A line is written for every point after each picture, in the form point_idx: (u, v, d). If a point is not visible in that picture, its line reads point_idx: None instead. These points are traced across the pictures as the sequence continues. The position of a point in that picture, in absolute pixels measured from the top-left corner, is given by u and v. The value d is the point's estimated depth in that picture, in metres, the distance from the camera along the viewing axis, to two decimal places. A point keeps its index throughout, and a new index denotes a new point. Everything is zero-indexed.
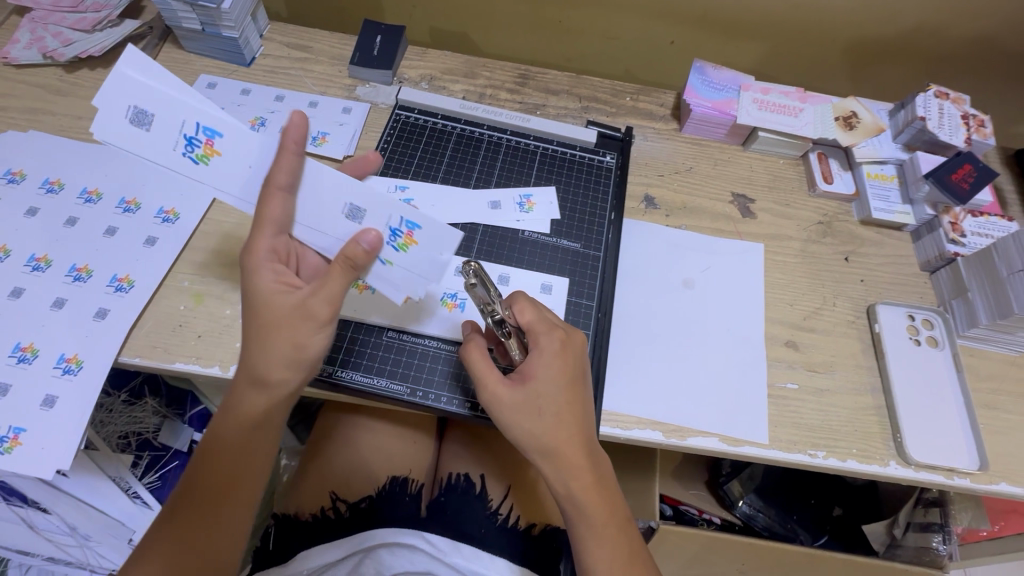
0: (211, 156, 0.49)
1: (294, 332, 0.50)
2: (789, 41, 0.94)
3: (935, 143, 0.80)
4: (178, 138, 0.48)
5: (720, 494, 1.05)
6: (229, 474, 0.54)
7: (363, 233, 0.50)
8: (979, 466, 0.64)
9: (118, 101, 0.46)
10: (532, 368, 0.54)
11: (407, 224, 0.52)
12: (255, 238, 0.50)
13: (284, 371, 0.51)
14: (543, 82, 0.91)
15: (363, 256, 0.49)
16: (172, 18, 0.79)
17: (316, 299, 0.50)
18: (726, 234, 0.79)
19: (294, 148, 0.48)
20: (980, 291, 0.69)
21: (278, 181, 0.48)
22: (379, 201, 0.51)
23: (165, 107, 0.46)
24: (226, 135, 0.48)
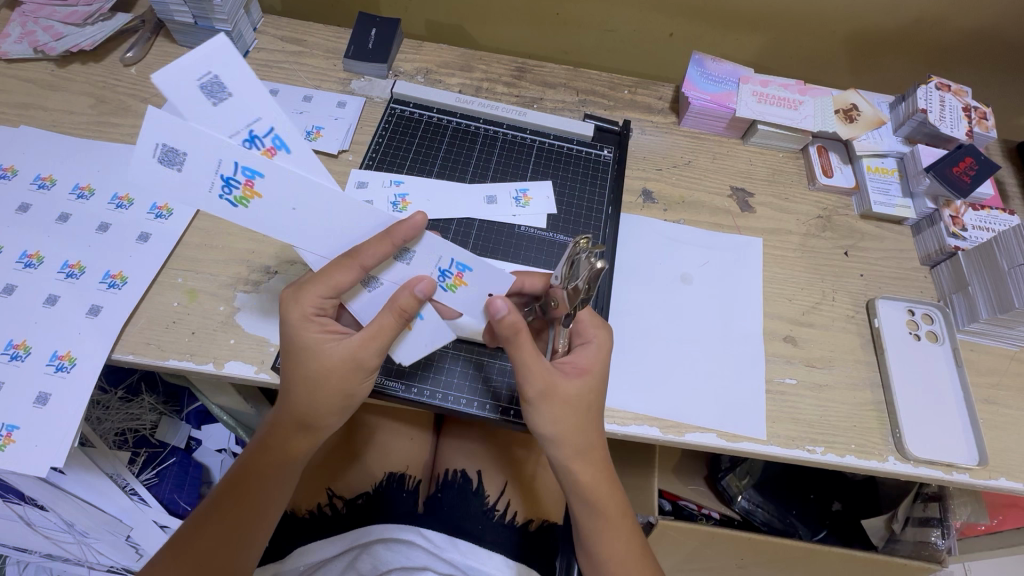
0: (251, 198, 0.45)
1: (343, 377, 0.52)
2: (789, 33, 0.93)
3: (935, 137, 0.79)
4: (239, 135, 0.45)
5: (719, 490, 1.05)
6: (259, 499, 0.56)
7: (420, 280, 0.51)
8: (979, 461, 0.64)
9: (191, 83, 0.42)
10: (579, 359, 0.54)
11: (457, 266, 0.52)
12: (308, 287, 0.50)
13: (324, 412, 0.54)
14: (540, 75, 0.90)
15: (415, 304, 0.50)
16: (163, 11, 0.78)
17: (368, 352, 0.52)
18: (725, 228, 0.78)
19: (393, 242, 0.48)
20: (981, 285, 0.68)
21: (363, 261, 0.48)
22: (430, 246, 0.51)
23: (245, 105, 0.44)
24: (291, 151, 0.47)
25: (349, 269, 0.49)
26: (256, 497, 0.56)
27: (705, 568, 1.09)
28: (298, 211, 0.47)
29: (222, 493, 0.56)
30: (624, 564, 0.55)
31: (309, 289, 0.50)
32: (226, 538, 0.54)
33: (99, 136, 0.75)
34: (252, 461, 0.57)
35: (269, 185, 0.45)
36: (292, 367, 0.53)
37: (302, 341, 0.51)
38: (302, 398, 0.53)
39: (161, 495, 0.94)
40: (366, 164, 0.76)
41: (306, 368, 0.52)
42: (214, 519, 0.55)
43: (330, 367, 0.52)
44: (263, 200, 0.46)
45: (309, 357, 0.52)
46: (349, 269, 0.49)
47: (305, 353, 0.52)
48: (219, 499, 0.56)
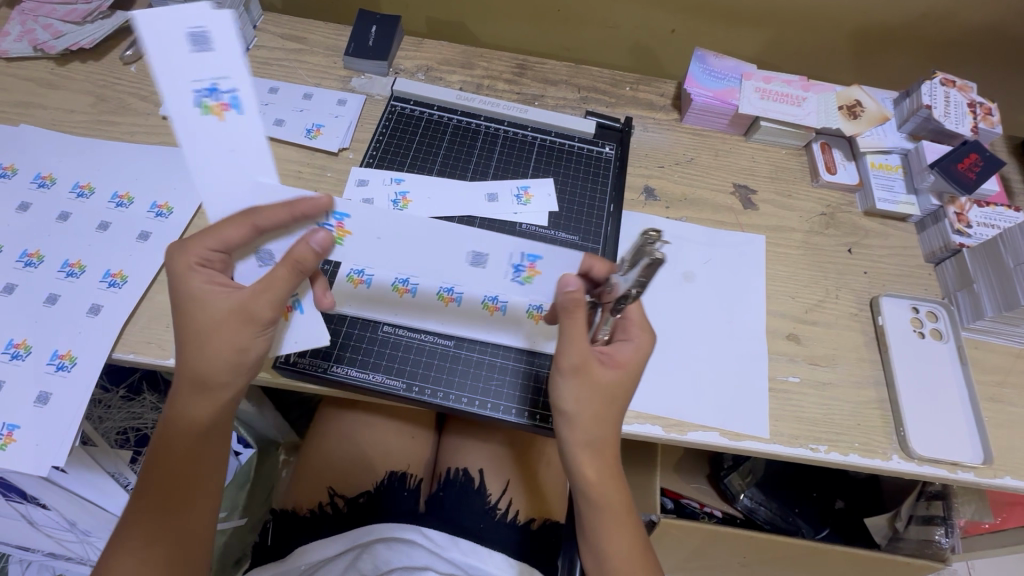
0: (344, 236, 0.53)
1: (235, 329, 0.50)
2: (792, 29, 0.92)
3: (940, 133, 0.79)
4: (202, 82, 0.48)
5: (721, 488, 1.04)
6: (187, 475, 0.53)
7: (317, 232, 0.50)
8: (983, 459, 0.63)
9: (181, 26, 0.46)
10: (618, 353, 0.54)
11: (528, 258, 0.54)
12: (194, 239, 0.49)
13: (224, 370, 0.51)
14: (541, 72, 0.89)
15: (312, 258, 0.50)
16: (163, 9, 0.78)
17: (259, 303, 0.49)
18: (727, 226, 0.78)
19: (294, 212, 0.49)
20: (987, 283, 0.68)
21: (256, 220, 0.49)
22: (499, 245, 0.54)
23: (220, 59, 0.48)
24: (245, 114, 0.49)
25: (240, 227, 0.49)
26: (181, 473, 0.53)
27: (708, 566, 1.09)
28: (381, 239, 0.53)
29: (147, 475, 0.53)
30: (624, 561, 0.54)
31: (196, 244, 0.49)
32: (158, 517, 0.52)
33: (99, 135, 0.75)
34: (169, 437, 0.53)
35: (354, 222, 0.52)
36: (184, 326, 0.51)
37: (189, 296, 0.50)
38: (197, 358, 0.50)
39: None
40: (366, 161, 0.76)
41: (195, 323, 0.50)
42: (144, 502, 0.52)
43: (221, 320, 0.50)
44: (354, 236, 0.53)
45: (198, 311, 0.50)
46: (240, 225, 0.49)
47: (194, 309, 0.50)
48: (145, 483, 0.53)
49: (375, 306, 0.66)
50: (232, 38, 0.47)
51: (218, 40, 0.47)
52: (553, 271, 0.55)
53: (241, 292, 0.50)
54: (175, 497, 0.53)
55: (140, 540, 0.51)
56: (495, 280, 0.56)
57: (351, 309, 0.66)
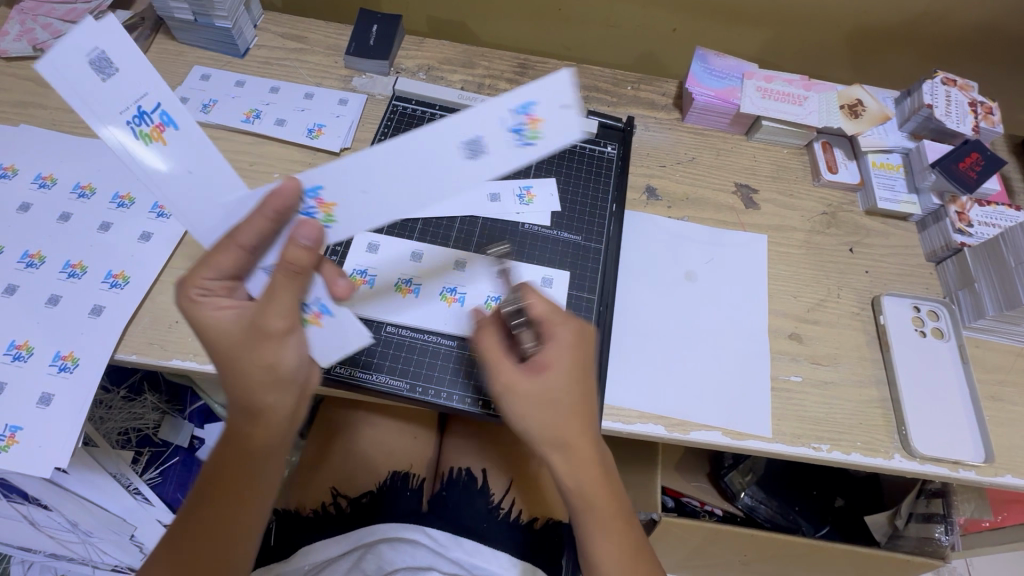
0: (332, 210, 0.53)
1: (257, 349, 0.49)
2: (792, 28, 0.93)
3: (942, 132, 0.79)
4: (129, 109, 0.46)
5: (722, 487, 1.04)
6: (228, 501, 0.54)
7: (301, 225, 0.47)
8: (984, 458, 0.64)
9: (76, 54, 0.44)
10: (550, 355, 0.52)
11: (522, 109, 0.52)
12: (193, 273, 0.48)
13: (265, 392, 0.51)
14: (542, 71, 0.89)
15: (303, 254, 0.47)
16: (163, 8, 0.78)
17: (271, 317, 0.48)
18: (729, 225, 0.78)
19: (268, 214, 0.48)
20: (987, 282, 0.68)
21: (238, 238, 0.48)
22: (486, 123, 0.51)
23: (133, 78, 0.46)
24: (183, 130, 0.48)
25: (229, 252, 0.48)
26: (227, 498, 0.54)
27: (708, 564, 1.09)
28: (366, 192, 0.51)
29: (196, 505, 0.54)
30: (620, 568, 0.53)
31: (193, 277, 0.48)
32: (206, 542, 0.53)
33: (100, 135, 0.74)
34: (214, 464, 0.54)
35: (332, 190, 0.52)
36: (215, 360, 0.50)
37: (204, 331, 0.49)
38: (238, 386, 0.50)
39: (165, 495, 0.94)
40: None
41: (221, 352, 0.49)
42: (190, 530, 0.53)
43: (241, 343, 0.49)
44: (340, 205, 0.53)
45: (217, 342, 0.49)
46: (228, 248, 0.48)
47: (211, 341, 0.49)
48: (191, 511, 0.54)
49: (378, 306, 0.66)
50: (136, 57, 0.46)
51: (122, 60, 0.45)
52: (552, 106, 0.51)
53: (250, 310, 0.49)
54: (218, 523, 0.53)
55: (187, 564, 0.52)
56: (502, 159, 0.52)
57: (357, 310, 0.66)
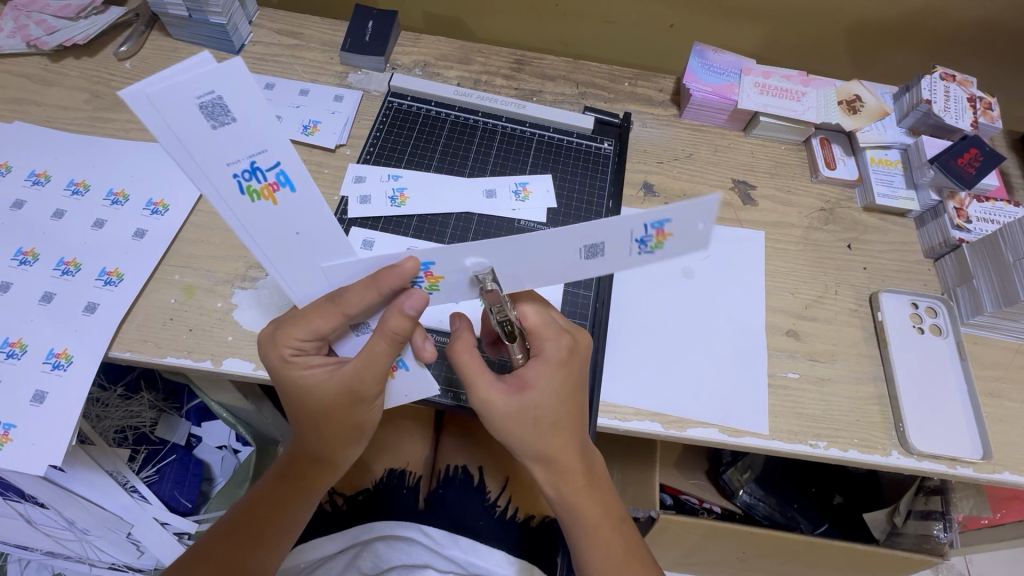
0: (436, 280, 0.47)
1: (345, 408, 0.51)
2: (791, 23, 0.92)
3: (940, 127, 0.79)
4: (240, 163, 0.40)
5: (720, 485, 1.04)
6: (275, 520, 0.57)
7: (408, 296, 0.47)
8: (982, 455, 0.63)
9: (190, 97, 0.36)
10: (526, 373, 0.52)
11: (652, 226, 0.38)
12: (286, 330, 0.49)
13: (340, 442, 0.55)
14: (539, 67, 0.89)
15: (405, 325, 0.47)
16: (158, 4, 0.77)
17: (366, 380, 0.49)
18: (726, 222, 0.78)
19: (379, 289, 0.45)
20: (986, 278, 0.68)
21: (345, 307, 0.47)
22: (607, 231, 0.39)
23: (250, 131, 0.38)
24: (298, 192, 0.42)
25: (332, 316, 0.47)
26: (276, 519, 0.57)
27: (706, 561, 1.09)
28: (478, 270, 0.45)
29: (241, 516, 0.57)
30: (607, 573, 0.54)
31: (286, 338, 0.49)
32: (242, 551, 0.56)
33: (95, 132, 0.74)
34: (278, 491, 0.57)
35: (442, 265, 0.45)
36: (296, 403, 0.52)
37: (292, 380, 0.50)
38: (314, 429, 0.53)
39: (162, 493, 0.94)
40: (363, 158, 0.75)
41: (307, 403, 0.51)
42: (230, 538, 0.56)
43: (330, 402, 0.51)
44: (446, 277, 0.47)
45: (304, 393, 0.51)
46: (332, 314, 0.47)
47: (299, 390, 0.51)
48: (237, 521, 0.57)
49: None
50: (257, 109, 0.38)
51: (243, 112, 0.38)
52: (693, 222, 0.38)
53: (342, 370, 0.50)
54: (259, 539, 0.57)
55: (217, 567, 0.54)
56: (622, 265, 0.42)
57: None
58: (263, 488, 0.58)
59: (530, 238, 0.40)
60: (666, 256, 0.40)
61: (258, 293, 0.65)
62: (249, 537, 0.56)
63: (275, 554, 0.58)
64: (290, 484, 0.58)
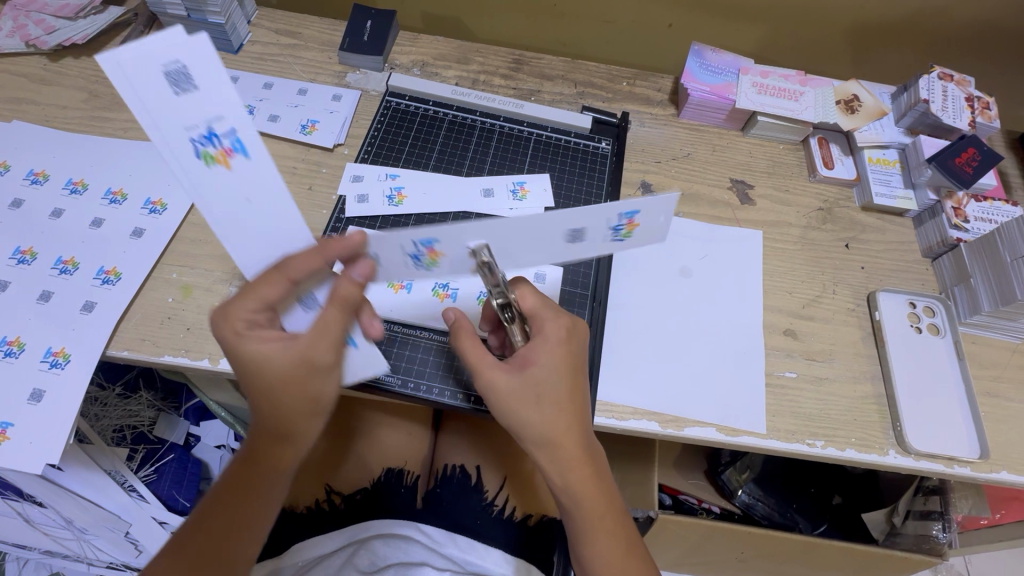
0: (438, 259, 0.47)
1: (301, 380, 0.48)
2: (789, 23, 0.92)
3: (938, 127, 0.79)
4: (198, 128, 0.43)
5: (719, 484, 1.04)
6: (239, 519, 0.52)
7: (353, 262, 0.50)
8: (980, 454, 0.63)
9: (156, 64, 0.40)
10: (529, 353, 0.53)
11: (625, 216, 0.44)
12: (235, 303, 0.48)
13: (299, 417, 0.50)
14: (538, 67, 0.89)
15: (355, 291, 0.50)
16: (156, 3, 0.78)
17: (320, 349, 0.48)
18: (724, 221, 0.78)
19: (327, 252, 0.49)
20: (983, 277, 0.68)
21: (291, 273, 0.49)
22: (588, 215, 0.43)
23: (212, 101, 0.43)
24: (252, 159, 0.46)
25: (277, 283, 0.48)
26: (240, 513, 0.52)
27: (705, 560, 1.09)
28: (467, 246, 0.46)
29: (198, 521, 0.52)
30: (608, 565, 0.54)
31: (237, 311, 0.47)
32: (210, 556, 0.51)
33: (93, 131, 0.74)
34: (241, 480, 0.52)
35: (445, 245, 0.45)
36: (249, 383, 0.48)
37: (244, 354, 0.47)
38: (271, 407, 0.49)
39: (160, 492, 0.94)
40: (361, 157, 0.75)
41: (262, 380, 0.48)
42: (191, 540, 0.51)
43: (287, 375, 0.47)
44: (448, 257, 0.47)
45: (257, 369, 0.47)
46: (278, 281, 0.48)
47: (249, 364, 0.47)
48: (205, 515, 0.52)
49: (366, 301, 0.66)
50: (219, 79, 0.42)
51: (206, 80, 0.42)
52: (656, 216, 0.45)
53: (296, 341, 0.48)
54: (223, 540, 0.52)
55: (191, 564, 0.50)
56: (596, 249, 0.47)
57: None
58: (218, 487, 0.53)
59: (520, 221, 0.43)
60: (632, 242, 0.47)
61: None
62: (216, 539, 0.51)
63: (248, 547, 0.53)
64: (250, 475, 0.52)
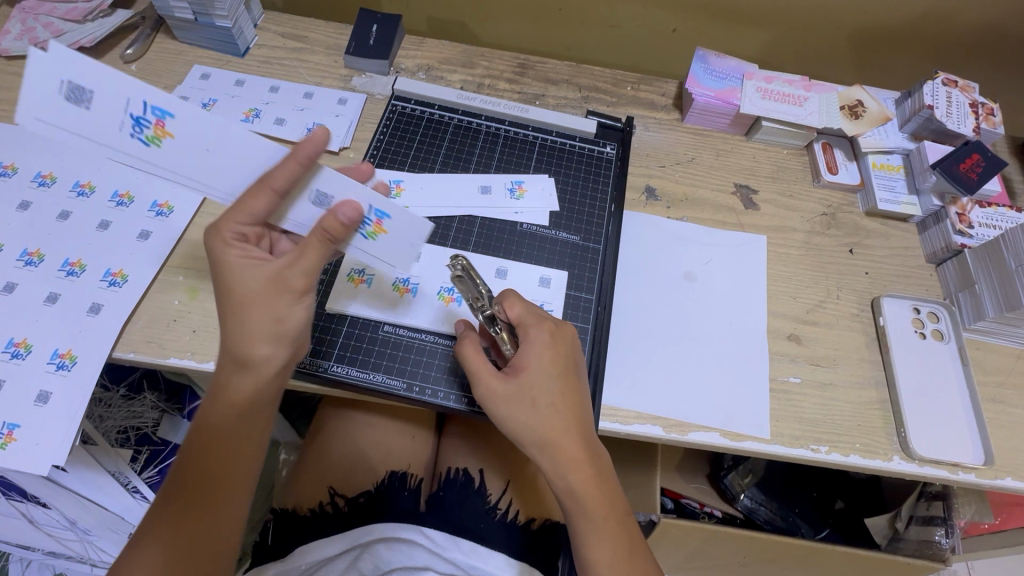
0: (401, 193, 0.73)
1: (272, 299, 0.50)
2: (792, 29, 0.92)
3: (942, 133, 0.79)
4: (125, 123, 0.45)
5: (721, 488, 1.04)
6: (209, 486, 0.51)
7: (342, 203, 0.49)
8: (984, 461, 0.63)
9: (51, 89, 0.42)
10: (520, 358, 0.55)
11: (516, 183, 0.76)
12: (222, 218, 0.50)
13: (262, 340, 0.50)
14: (542, 71, 0.89)
15: (342, 230, 0.49)
16: (164, 7, 0.78)
17: (291, 271, 0.49)
18: (728, 226, 0.78)
19: (301, 161, 0.47)
20: (987, 283, 0.68)
21: (273, 182, 0.47)
22: (497, 178, 0.76)
23: (105, 97, 0.44)
24: (178, 116, 0.46)
25: (236, 219, 0.49)
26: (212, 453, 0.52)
27: (707, 565, 1.09)
28: (420, 187, 0.74)
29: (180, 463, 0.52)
30: (612, 566, 0.53)
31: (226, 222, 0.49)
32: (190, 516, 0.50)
33: None
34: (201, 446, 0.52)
35: (408, 183, 0.74)
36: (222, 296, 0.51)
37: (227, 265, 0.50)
38: (234, 333, 0.50)
39: None
40: (367, 161, 0.76)
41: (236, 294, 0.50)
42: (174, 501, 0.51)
43: (257, 293, 0.50)
44: (408, 193, 0.73)
45: (234, 282, 0.50)
46: (262, 192, 0.48)
47: (227, 280, 0.50)
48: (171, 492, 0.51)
49: (371, 307, 0.66)
50: (92, 66, 0.42)
51: (91, 85, 0.43)
52: (539, 188, 0.76)
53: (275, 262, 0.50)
54: (205, 493, 0.51)
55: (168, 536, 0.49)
56: (499, 202, 0.74)
57: (346, 308, 0.65)
58: (193, 423, 0.52)
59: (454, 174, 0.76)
60: (523, 202, 0.75)
61: None
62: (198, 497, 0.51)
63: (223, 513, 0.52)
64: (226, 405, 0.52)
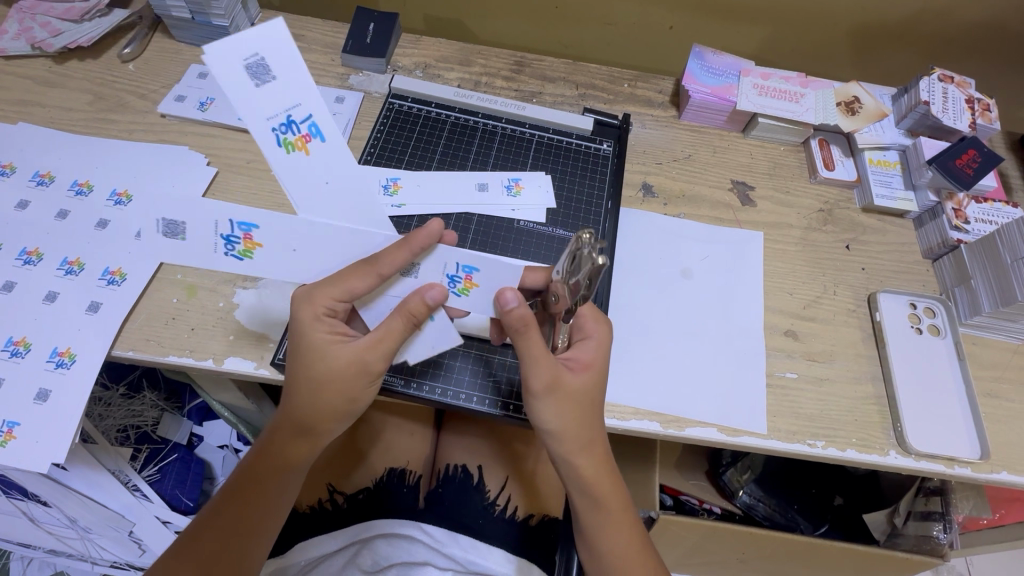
0: (398, 190, 0.73)
1: (347, 382, 0.51)
2: (789, 25, 0.93)
3: (938, 129, 0.79)
4: (217, 242, 0.49)
5: (720, 485, 1.04)
6: (251, 523, 0.56)
7: (432, 286, 0.50)
8: (980, 455, 0.64)
9: (237, 58, 0.42)
10: (581, 354, 0.54)
11: (512, 180, 0.77)
12: (314, 289, 0.49)
13: (329, 414, 0.53)
14: (539, 69, 0.89)
15: (425, 311, 0.50)
16: (161, 7, 0.78)
17: (374, 357, 0.51)
18: (725, 222, 0.78)
19: (412, 249, 0.48)
20: (983, 278, 0.68)
21: (379, 269, 0.48)
22: (492, 174, 0.77)
23: (195, 220, 0.48)
24: (260, 224, 0.48)
25: (326, 286, 0.49)
26: (258, 499, 0.56)
27: (708, 561, 1.09)
28: (417, 185, 0.74)
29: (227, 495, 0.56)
30: (625, 560, 0.56)
31: (314, 294, 0.49)
32: (227, 548, 0.54)
33: (98, 133, 0.75)
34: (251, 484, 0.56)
35: (404, 181, 0.74)
36: (295, 368, 0.52)
37: (308, 340, 0.50)
38: (306, 401, 0.52)
39: (164, 491, 0.95)
40: (365, 159, 0.76)
41: (314, 370, 0.51)
42: (215, 528, 0.55)
43: (338, 373, 0.51)
44: (404, 190, 0.73)
45: (319, 361, 0.51)
46: (368, 275, 0.48)
47: (311, 356, 0.51)
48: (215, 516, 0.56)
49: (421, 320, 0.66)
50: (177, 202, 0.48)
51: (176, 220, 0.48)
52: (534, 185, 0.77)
53: (356, 345, 0.51)
54: (244, 527, 0.55)
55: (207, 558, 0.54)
56: (496, 199, 0.75)
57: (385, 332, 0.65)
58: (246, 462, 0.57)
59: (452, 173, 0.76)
60: (519, 199, 0.75)
61: (260, 291, 0.66)
62: (233, 531, 0.55)
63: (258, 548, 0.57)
64: (273, 456, 0.56)
